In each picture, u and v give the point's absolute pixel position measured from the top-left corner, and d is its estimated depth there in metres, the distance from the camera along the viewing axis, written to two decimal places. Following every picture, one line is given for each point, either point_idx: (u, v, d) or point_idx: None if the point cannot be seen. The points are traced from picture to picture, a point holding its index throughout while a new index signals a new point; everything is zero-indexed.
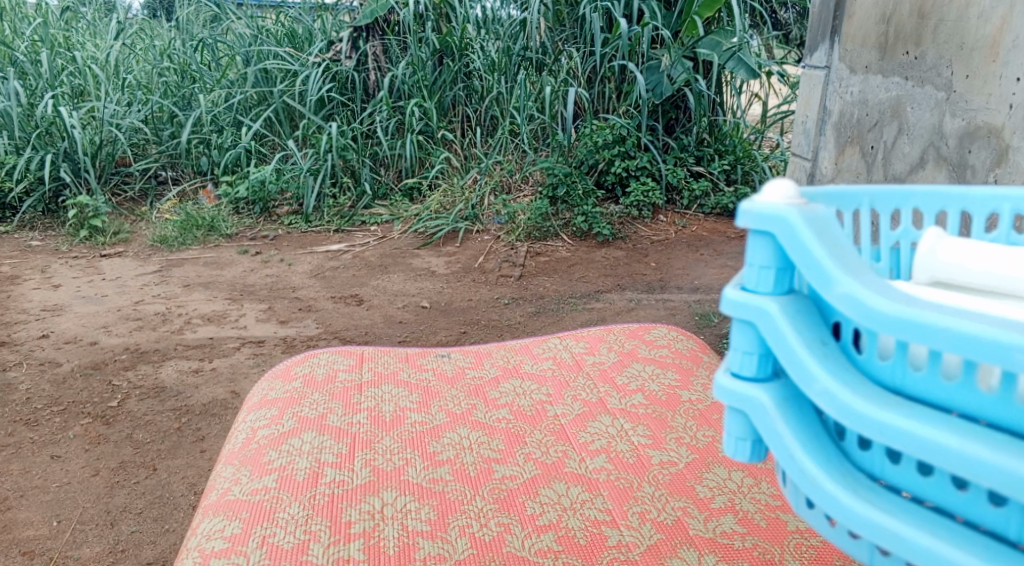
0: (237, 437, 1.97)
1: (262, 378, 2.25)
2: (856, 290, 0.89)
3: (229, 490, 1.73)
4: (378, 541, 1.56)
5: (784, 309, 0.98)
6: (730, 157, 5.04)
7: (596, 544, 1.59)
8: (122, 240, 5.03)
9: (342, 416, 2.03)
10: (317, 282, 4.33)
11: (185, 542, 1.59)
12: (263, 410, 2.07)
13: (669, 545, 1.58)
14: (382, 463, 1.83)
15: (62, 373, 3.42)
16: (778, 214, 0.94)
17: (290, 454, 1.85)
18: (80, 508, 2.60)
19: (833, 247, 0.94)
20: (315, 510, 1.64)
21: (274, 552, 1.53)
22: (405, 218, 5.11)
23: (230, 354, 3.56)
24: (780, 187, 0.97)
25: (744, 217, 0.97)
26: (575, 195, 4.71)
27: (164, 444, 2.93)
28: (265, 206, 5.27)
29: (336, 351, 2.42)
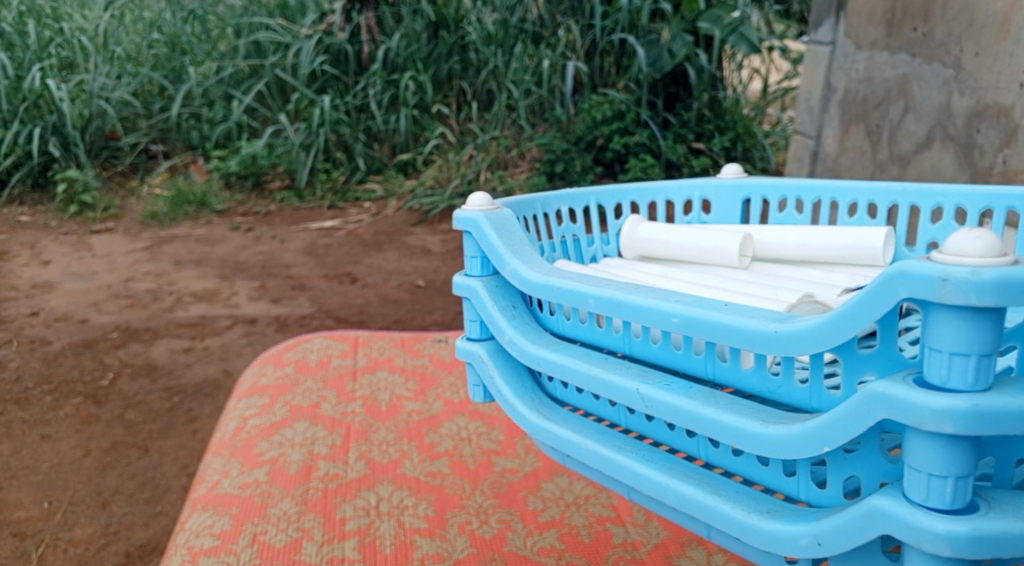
0: (228, 426, 1.92)
1: (253, 362, 2.21)
2: (510, 265, 1.19)
3: (219, 484, 1.68)
4: (373, 539, 1.51)
5: (491, 287, 1.28)
6: (731, 133, 4.92)
7: (600, 543, 1.52)
8: (113, 216, 4.95)
9: (336, 405, 1.99)
10: (310, 259, 4.27)
11: (172, 540, 1.53)
12: (254, 397, 2.03)
13: (677, 544, 1.51)
14: (379, 456, 1.79)
15: (53, 351, 3.37)
16: (471, 219, 1.28)
17: (282, 446, 1.81)
18: (72, 489, 2.56)
19: (510, 239, 1.24)
20: (307, 506, 1.60)
21: (266, 550, 1.47)
22: (400, 195, 5.04)
23: (223, 333, 3.51)
24: (479, 200, 1.31)
25: (456, 224, 1.31)
26: (572, 172, 4.64)
27: (156, 425, 2.89)
28: (257, 181, 5.21)
29: (330, 336, 2.38)
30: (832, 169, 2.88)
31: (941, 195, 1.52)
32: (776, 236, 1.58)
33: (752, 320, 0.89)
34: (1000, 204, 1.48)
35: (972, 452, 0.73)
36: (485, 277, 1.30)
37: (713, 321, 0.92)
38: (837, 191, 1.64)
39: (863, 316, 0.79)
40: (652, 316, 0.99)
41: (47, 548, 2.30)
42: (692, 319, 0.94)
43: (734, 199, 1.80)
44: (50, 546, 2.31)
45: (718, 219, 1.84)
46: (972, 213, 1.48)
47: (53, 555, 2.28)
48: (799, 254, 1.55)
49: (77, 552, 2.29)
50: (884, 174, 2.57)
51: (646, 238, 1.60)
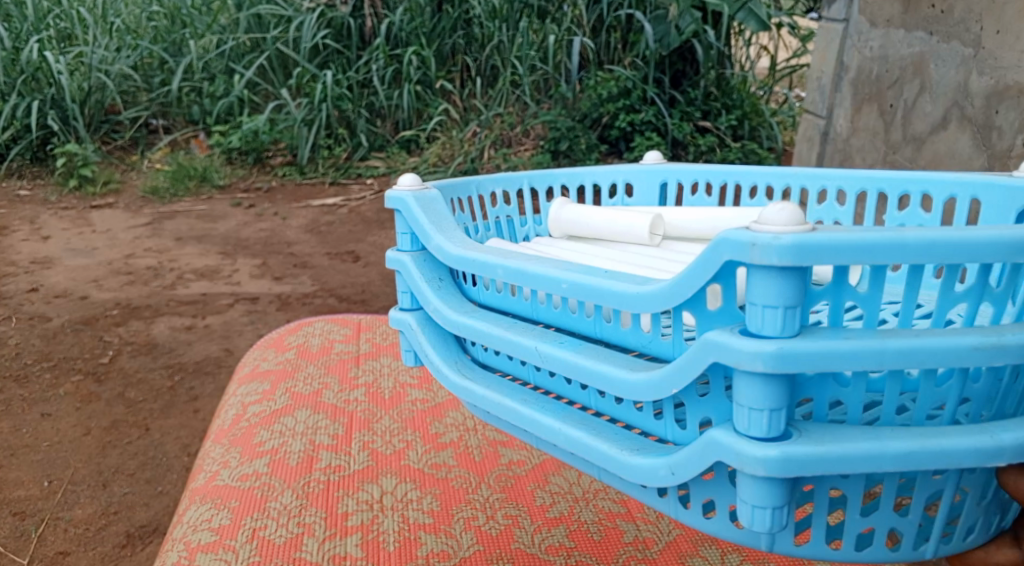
0: (227, 413, 1.89)
1: (254, 346, 2.19)
2: (435, 240, 1.14)
3: (217, 474, 1.65)
4: (377, 536, 1.48)
5: (420, 260, 1.22)
6: (738, 111, 4.85)
7: (611, 541, 1.49)
8: (113, 191, 4.90)
9: (338, 392, 1.97)
10: (312, 237, 4.23)
11: (170, 533, 1.51)
12: (254, 383, 2.00)
13: (689, 543, 1.48)
14: (382, 447, 1.76)
15: (53, 328, 3.35)
16: (400, 197, 1.22)
17: (283, 435, 1.78)
18: (72, 468, 2.54)
19: (438, 219, 1.18)
20: (308, 500, 1.57)
21: (266, 546, 1.44)
22: (403, 172, 4.96)
23: (225, 311, 3.48)
24: (407, 179, 1.25)
25: (387, 203, 1.24)
26: (577, 150, 4.58)
27: (157, 404, 2.87)
28: (259, 157, 5.15)
29: (332, 320, 2.35)
30: (843, 149, 2.82)
31: (822, 177, 1.49)
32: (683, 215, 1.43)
33: (623, 283, 0.90)
34: (873, 187, 1.42)
35: (785, 383, 0.75)
36: (416, 251, 1.23)
37: (602, 285, 0.91)
38: (738, 174, 1.59)
39: (695, 277, 0.82)
40: (546, 279, 0.97)
41: (47, 528, 2.29)
42: (582, 283, 0.93)
43: (653, 184, 1.71)
44: (50, 526, 2.30)
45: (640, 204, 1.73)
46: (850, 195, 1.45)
47: (53, 534, 2.26)
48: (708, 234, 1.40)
49: (77, 532, 2.28)
50: (896, 155, 2.51)
51: (570, 220, 1.46)
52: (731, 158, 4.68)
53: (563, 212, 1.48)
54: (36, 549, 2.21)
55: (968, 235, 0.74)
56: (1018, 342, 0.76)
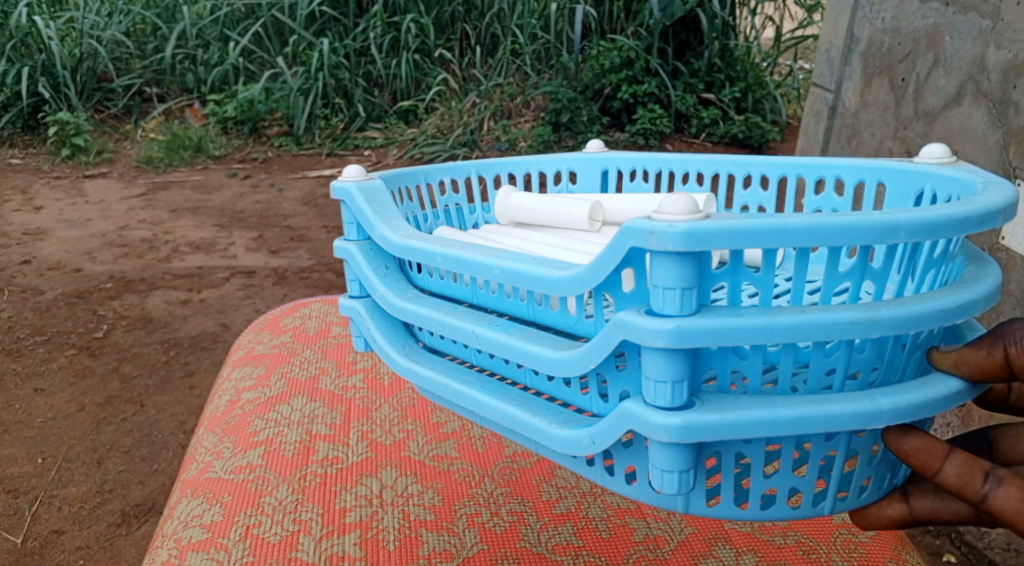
0: (221, 399, 1.84)
1: (249, 328, 2.14)
2: (379, 230, 1.12)
3: (210, 466, 1.59)
4: (376, 534, 1.40)
5: (367, 249, 1.20)
6: (742, 83, 4.78)
7: (620, 540, 1.40)
8: (106, 161, 4.82)
9: (335, 378, 1.90)
10: (309, 209, 4.17)
11: (160, 529, 1.45)
12: (249, 368, 1.95)
13: (703, 542, 1.39)
14: (381, 437, 1.68)
15: (46, 301, 3.29)
16: (343, 188, 1.21)
17: (278, 425, 1.71)
18: (66, 445, 2.50)
19: (380, 208, 1.17)
20: (305, 495, 1.50)
21: (259, 545, 1.37)
22: (401, 143, 4.86)
23: (221, 285, 3.42)
24: (351, 170, 1.24)
25: (332, 193, 1.23)
26: (578, 122, 4.49)
27: (152, 379, 2.83)
28: (255, 127, 5.06)
29: (330, 301, 2.29)
30: (851, 124, 2.75)
31: (748, 164, 1.48)
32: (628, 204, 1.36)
33: (544, 266, 0.90)
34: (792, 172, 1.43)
35: (681, 360, 0.79)
36: (362, 239, 1.21)
37: (529, 270, 0.91)
38: (670, 163, 1.56)
39: (609, 259, 0.83)
40: (477, 264, 0.97)
41: (42, 505, 2.26)
42: (510, 268, 0.93)
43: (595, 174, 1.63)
44: (44, 504, 2.27)
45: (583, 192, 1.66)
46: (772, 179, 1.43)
47: (47, 512, 2.23)
48: None
49: (71, 510, 2.25)
50: (906, 131, 2.43)
51: (519, 206, 1.41)
52: (734, 131, 4.59)
53: (510, 198, 1.42)
54: (30, 527, 2.18)
55: (852, 222, 0.77)
56: (893, 316, 0.80)
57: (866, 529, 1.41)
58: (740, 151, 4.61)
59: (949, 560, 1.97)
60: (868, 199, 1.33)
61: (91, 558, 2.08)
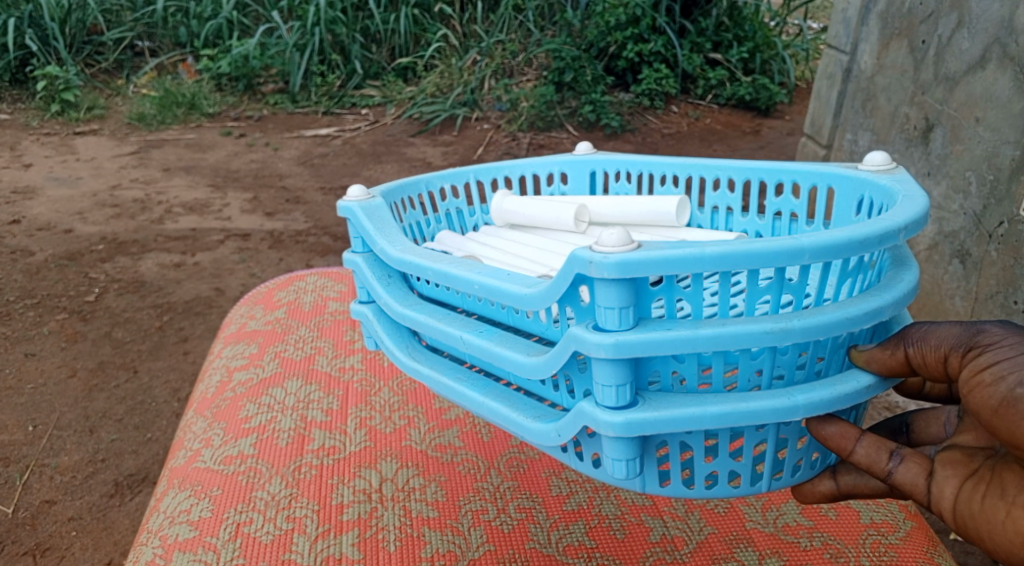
0: (212, 379, 1.79)
1: (241, 302, 2.07)
2: (379, 245, 1.07)
3: (199, 456, 1.54)
4: (376, 533, 1.35)
5: (372, 261, 1.14)
6: (750, 44, 4.65)
7: (636, 540, 1.34)
8: (97, 117, 4.70)
9: (332, 359, 1.83)
10: (306, 170, 4.07)
11: (146, 524, 1.41)
12: (240, 346, 1.89)
13: (723, 544, 1.33)
14: (380, 425, 1.62)
15: (36, 263, 3.22)
16: (347, 208, 1.15)
17: (271, 410, 1.66)
18: (58, 412, 2.45)
19: (382, 224, 1.11)
20: (299, 489, 1.44)
21: (251, 546, 1.33)
22: (399, 102, 4.75)
23: (215, 249, 3.34)
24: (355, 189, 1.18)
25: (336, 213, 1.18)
26: (582, 81, 4.37)
27: (146, 345, 2.76)
28: (250, 84, 4.93)
29: (327, 273, 2.21)
30: (866, 88, 2.64)
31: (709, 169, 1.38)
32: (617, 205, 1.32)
33: (518, 284, 0.87)
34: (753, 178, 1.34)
35: (626, 367, 0.79)
36: (368, 252, 1.16)
37: (513, 292, 0.87)
38: (645, 165, 1.45)
39: (561, 281, 0.81)
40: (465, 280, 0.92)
41: (33, 475, 2.21)
42: (493, 287, 0.89)
43: (582, 175, 1.53)
44: (35, 473, 2.22)
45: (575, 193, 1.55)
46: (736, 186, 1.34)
47: (38, 482, 2.19)
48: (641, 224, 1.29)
49: (63, 480, 2.20)
50: (925, 96, 2.32)
51: (513, 211, 1.36)
52: (741, 93, 4.49)
53: (505, 203, 1.37)
54: (21, 497, 2.14)
55: (758, 246, 0.77)
56: (803, 325, 0.80)
57: (896, 530, 1.34)
58: (747, 114, 4.54)
59: None
60: (820, 208, 1.25)
61: (84, 530, 2.04)
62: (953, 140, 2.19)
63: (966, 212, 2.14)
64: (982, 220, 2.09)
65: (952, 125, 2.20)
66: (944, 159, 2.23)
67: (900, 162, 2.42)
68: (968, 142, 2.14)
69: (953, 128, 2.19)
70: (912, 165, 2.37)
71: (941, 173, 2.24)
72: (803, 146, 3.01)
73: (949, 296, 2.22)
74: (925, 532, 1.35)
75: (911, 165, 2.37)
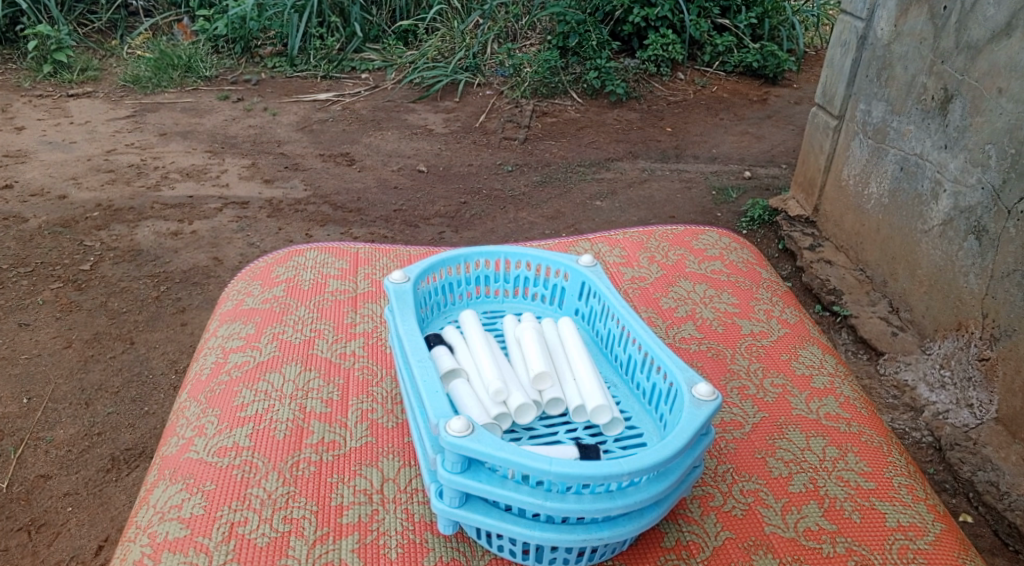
0: (207, 360, 1.75)
1: (238, 278, 2.01)
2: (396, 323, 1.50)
3: (192, 445, 1.53)
4: (376, 538, 1.37)
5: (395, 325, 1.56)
6: (759, 9, 4.55)
7: (649, 546, 1.37)
8: (91, 79, 4.58)
9: (332, 343, 1.78)
10: (304, 136, 3.99)
11: (135, 517, 1.43)
12: (236, 325, 1.84)
13: (740, 550, 1.38)
14: (382, 419, 1.59)
15: (29, 230, 3.15)
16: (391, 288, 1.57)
17: (268, 398, 1.62)
18: (53, 384, 2.40)
19: (405, 306, 1.53)
20: (298, 487, 1.44)
21: (245, 548, 1.34)
22: (399, 66, 4.65)
23: (213, 217, 3.27)
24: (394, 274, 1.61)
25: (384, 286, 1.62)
26: (587, 46, 4.28)
27: (142, 315, 2.71)
28: (247, 46, 4.81)
29: (327, 249, 2.12)
30: (882, 56, 2.47)
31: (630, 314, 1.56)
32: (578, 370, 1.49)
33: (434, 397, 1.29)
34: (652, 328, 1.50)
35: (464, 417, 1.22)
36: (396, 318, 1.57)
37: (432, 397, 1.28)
38: (604, 290, 1.65)
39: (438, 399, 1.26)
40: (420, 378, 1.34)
41: (28, 449, 2.17)
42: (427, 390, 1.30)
43: (573, 282, 1.74)
44: (30, 447, 2.18)
45: (570, 285, 1.75)
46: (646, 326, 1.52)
47: (33, 456, 2.15)
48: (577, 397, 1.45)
49: (59, 454, 2.16)
50: (945, 65, 2.21)
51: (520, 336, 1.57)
52: (749, 60, 4.41)
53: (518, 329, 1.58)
54: (15, 471, 2.11)
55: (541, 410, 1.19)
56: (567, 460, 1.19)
57: (924, 534, 1.41)
58: (754, 82, 4.46)
59: (966, 520, 1.96)
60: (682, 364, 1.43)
61: (80, 506, 2.02)
62: (973, 112, 2.12)
63: (984, 186, 2.08)
64: (1000, 195, 2.03)
65: (972, 96, 2.12)
66: (962, 131, 2.15)
67: (916, 134, 2.33)
68: (989, 114, 2.07)
69: (974, 99, 2.12)
70: (928, 137, 2.28)
71: (959, 145, 2.16)
72: (813, 116, 2.82)
73: (962, 273, 2.15)
74: (954, 535, 1.43)
75: (926, 137, 2.28)
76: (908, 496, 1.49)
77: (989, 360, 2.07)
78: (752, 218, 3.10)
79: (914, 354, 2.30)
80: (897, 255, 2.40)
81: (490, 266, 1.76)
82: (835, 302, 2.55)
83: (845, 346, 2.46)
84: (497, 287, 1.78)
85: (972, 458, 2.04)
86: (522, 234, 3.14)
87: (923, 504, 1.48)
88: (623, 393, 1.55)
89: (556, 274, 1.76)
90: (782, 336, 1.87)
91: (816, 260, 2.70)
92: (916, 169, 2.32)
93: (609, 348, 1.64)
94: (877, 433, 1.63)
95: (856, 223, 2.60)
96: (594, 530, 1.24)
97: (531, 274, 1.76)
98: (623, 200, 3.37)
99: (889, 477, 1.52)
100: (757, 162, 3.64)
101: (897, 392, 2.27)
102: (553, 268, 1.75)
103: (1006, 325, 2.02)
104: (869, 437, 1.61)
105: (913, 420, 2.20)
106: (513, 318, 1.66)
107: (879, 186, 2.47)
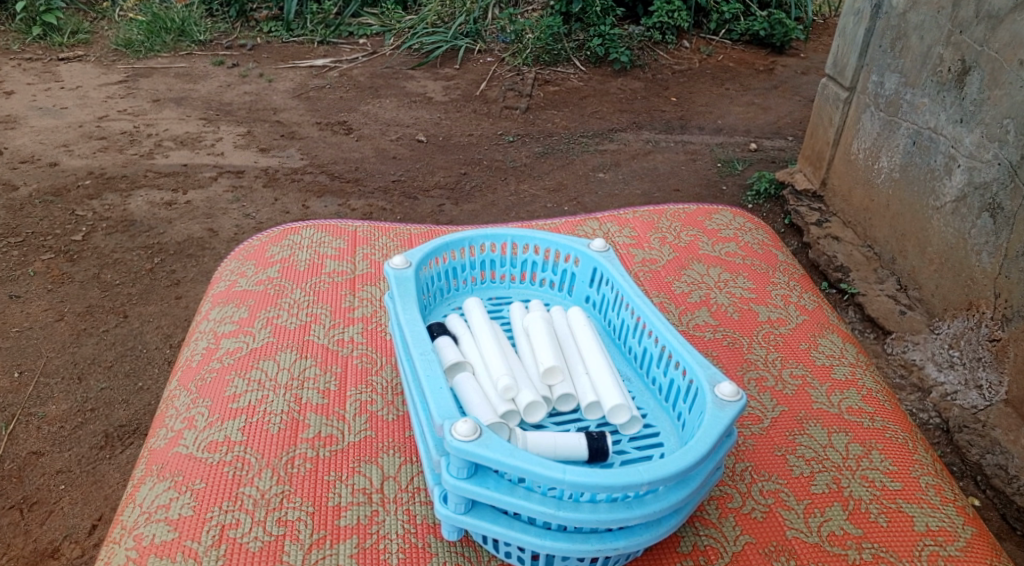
0: (197, 345, 1.70)
1: (230, 257, 1.95)
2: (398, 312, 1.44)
3: (181, 438, 1.49)
4: (377, 541, 1.33)
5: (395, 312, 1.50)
6: None
7: (667, 552, 1.34)
8: (82, 42, 4.48)
9: (329, 329, 1.73)
10: (301, 104, 3.90)
11: (122, 516, 1.39)
12: (230, 308, 1.78)
13: (760, 555, 1.34)
14: (382, 411, 1.55)
15: (20, 199, 3.08)
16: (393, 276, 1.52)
17: (262, 388, 1.57)
18: (45, 357, 2.35)
19: (405, 293, 1.48)
20: (293, 486, 1.40)
21: (235, 552, 1.30)
22: (398, 31, 4.54)
23: (208, 186, 3.20)
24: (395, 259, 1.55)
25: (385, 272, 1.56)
26: (591, 12, 4.18)
27: (136, 288, 2.65)
28: (242, 9, 4.69)
29: (324, 227, 2.06)
30: (896, 26, 2.38)
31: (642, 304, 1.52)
32: (591, 362, 1.45)
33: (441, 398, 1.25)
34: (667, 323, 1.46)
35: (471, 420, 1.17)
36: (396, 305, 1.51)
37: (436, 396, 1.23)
38: (614, 278, 1.60)
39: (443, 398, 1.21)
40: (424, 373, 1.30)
41: (19, 425, 2.13)
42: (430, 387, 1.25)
43: (583, 268, 1.68)
44: (21, 423, 2.14)
45: (580, 270, 1.69)
46: (659, 318, 1.47)
47: (24, 432, 2.11)
48: (593, 392, 1.40)
49: (51, 431, 2.12)
50: (963, 35, 2.13)
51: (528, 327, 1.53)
52: (755, 29, 4.32)
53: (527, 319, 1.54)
54: (7, 447, 2.06)
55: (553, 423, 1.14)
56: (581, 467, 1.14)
57: (954, 540, 1.38)
58: (760, 51, 4.36)
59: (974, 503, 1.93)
60: (698, 358, 1.39)
61: (72, 484, 1.99)
62: (992, 84, 2.05)
63: (1001, 162, 2.01)
64: (1018, 171, 1.97)
65: (992, 68, 2.05)
66: (979, 105, 2.08)
67: (930, 107, 2.25)
68: (1008, 86, 2.00)
69: (993, 71, 2.04)
70: (942, 111, 2.21)
71: (975, 119, 2.10)
72: (824, 88, 2.74)
73: (975, 251, 2.09)
74: (984, 540, 1.40)
75: (941, 110, 2.21)
76: (937, 498, 1.45)
77: (1000, 341, 2.03)
78: (758, 192, 3.05)
79: (923, 334, 2.25)
80: (907, 232, 2.34)
81: (496, 250, 1.71)
82: (842, 280, 2.49)
83: (852, 325, 2.41)
84: (503, 271, 1.73)
85: (981, 441, 2.00)
86: (523, 208, 3.07)
87: (951, 505, 1.44)
88: (637, 388, 1.50)
89: (566, 259, 1.70)
90: (799, 323, 1.82)
91: (824, 236, 2.64)
92: (929, 144, 2.25)
93: (622, 340, 1.60)
94: (901, 428, 1.59)
95: (866, 198, 2.53)
96: (609, 539, 1.20)
97: (539, 258, 1.71)
98: (626, 172, 3.30)
99: (916, 477, 1.48)
100: (763, 134, 3.56)
101: (904, 372, 2.22)
102: (560, 253, 1.70)
103: (1019, 306, 1.97)
104: (893, 433, 1.57)
105: (920, 401, 2.15)
106: (521, 306, 1.61)
107: (890, 160, 2.40)
